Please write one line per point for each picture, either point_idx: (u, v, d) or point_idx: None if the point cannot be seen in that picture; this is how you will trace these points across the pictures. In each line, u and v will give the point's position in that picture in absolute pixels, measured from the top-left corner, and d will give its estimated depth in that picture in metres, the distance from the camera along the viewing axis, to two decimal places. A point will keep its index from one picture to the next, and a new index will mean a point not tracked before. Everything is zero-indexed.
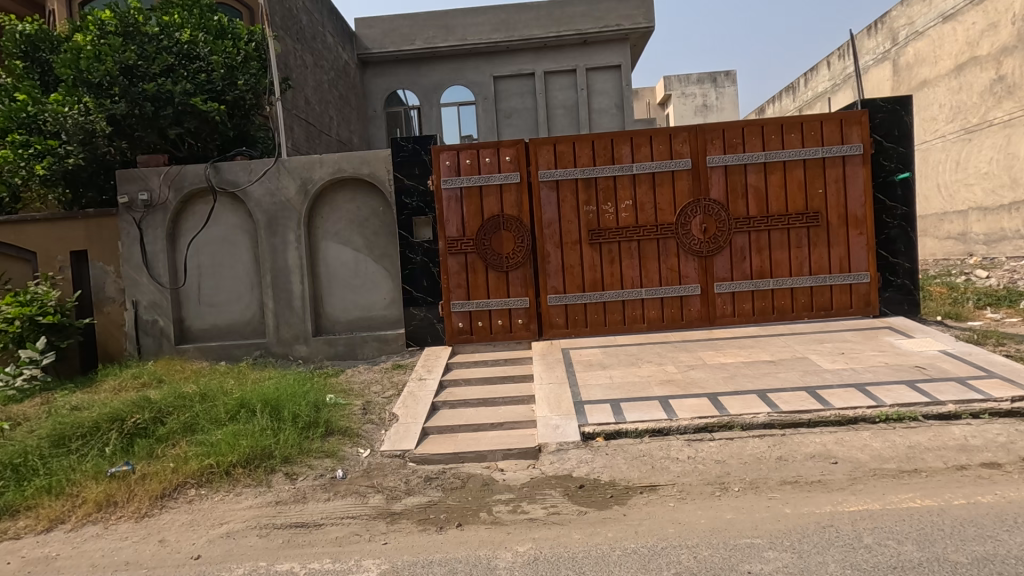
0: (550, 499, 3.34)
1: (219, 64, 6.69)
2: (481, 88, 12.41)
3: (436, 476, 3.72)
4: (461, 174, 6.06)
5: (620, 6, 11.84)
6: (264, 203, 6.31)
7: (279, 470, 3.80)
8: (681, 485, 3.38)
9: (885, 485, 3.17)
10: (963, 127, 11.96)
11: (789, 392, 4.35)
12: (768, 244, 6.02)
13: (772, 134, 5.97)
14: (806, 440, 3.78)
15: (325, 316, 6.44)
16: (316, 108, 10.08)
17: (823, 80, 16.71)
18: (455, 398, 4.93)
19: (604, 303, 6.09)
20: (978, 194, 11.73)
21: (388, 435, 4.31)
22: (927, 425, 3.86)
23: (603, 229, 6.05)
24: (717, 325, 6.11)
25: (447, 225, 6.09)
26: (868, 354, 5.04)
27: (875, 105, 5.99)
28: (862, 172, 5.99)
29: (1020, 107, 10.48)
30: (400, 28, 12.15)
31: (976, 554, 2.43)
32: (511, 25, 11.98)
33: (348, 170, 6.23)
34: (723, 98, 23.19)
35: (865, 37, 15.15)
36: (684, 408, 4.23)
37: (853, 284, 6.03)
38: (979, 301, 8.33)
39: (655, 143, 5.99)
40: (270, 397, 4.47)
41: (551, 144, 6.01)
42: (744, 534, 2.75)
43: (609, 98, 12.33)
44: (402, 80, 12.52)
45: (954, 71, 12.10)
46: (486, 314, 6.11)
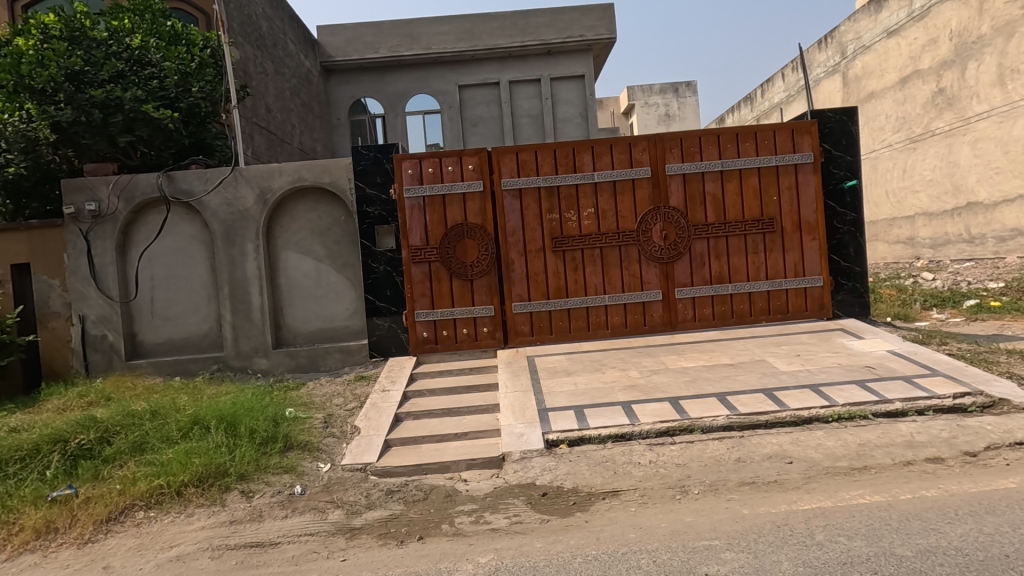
0: (513, 508, 3.32)
1: (173, 71, 6.47)
2: (446, 96, 12.40)
3: (398, 489, 3.66)
4: (424, 182, 6.03)
5: (583, 17, 12.04)
6: (221, 213, 6.14)
7: (234, 487, 3.67)
8: (642, 489, 3.41)
9: (837, 483, 3.27)
10: (909, 137, 12.54)
11: (747, 394, 4.45)
12: (726, 250, 6.17)
13: (728, 142, 6.13)
14: (763, 441, 3.87)
15: (286, 328, 6.31)
16: (277, 115, 9.91)
17: (779, 91, 17.33)
18: (419, 409, 4.87)
19: (568, 310, 6.14)
20: (924, 201, 12.29)
21: (350, 448, 4.23)
22: (877, 423, 3.99)
23: (566, 237, 6.09)
24: (679, 330, 6.21)
25: (410, 234, 6.04)
26: (823, 355, 5.21)
27: (824, 116, 6.22)
28: (814, 180, 6.20)
29: (960, 118, 11.09)
30: (364, 36, 12.06)
31: (920, 546, 2.51)
32: (475, 34, 12.03)
33: (308, 180, 6.13)
34: (685, 108, 23.84)
35: (817, 51, 15.80)
36: (646, 413, 4.28)
37: (807, 288, 6.22)
38: (926, 302, 8.74)
39: (615, 152, 6.09)
40: (226, 413, 4.32)
41: (513, 153, 6.04)
42: (703, 537, 2.79)
43: (574, 107, 12.47)
44: (366, 88, 12.43)
45: (899, 83, 12.71)
46: (451, 323, 6.07)
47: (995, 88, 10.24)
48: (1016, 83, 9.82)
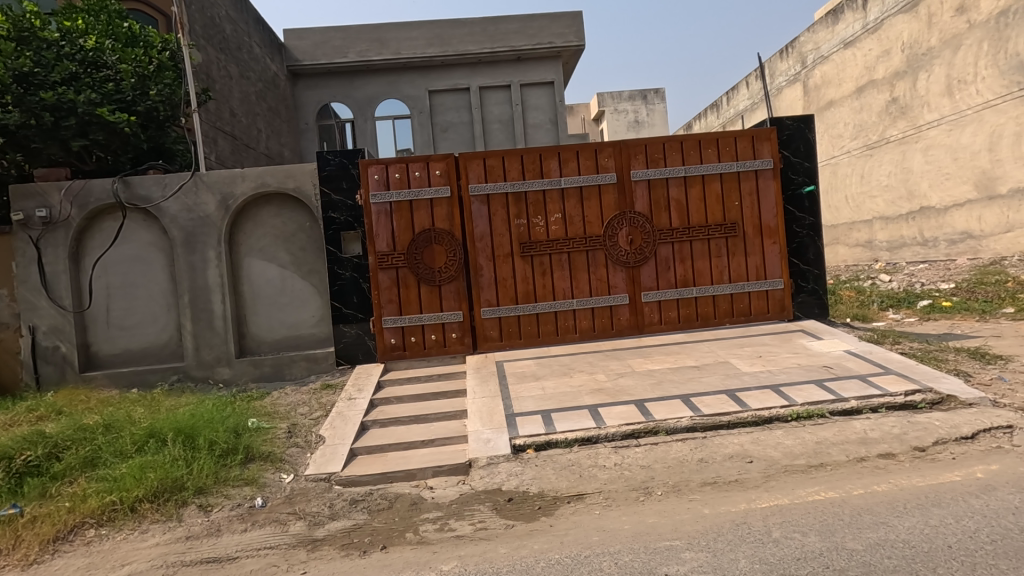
0: (478, 515, 3.31)
1: (129, 73, 6.29)
2: (416, 101, 12.34)
3: (362, 498, 3.61)
4: (391, 188, 5.99)
5: (551, 24, 12.15)
6: (180, 219, 5.98)
7: (191, 502, 3.56)
8: (607, 492, 3.44)
9: (795, 480, 3.35)
10: (865, 144, 13.01)
11: (711, 395, 4.54)
12: (690, 254, 6.29)
13: (691, 149, 6.27)
14: (725, 441, 3.94)
15: (250, 337, 6.18)
16: (241, 120, 9.71)
17: (743, 99, 17.81)
18: (386, 417, 4.82)
19: (537, 314, 6.16)
20: (880, 205, 12.74)
21: (314, 458, 4.16)
22: (833, 421, 4.11)
23: (534, 242, 6.12)
24: (646, 333, 6.29)
25: (376, 240, 5.99)
26: (783, 356, 5.35)
27: (783, 123, 6.40)
28: (774, 185, 6.38)
29: (912, 126, 11.56)
30: (332, 40, 11.92)
31: (870, 540, 2.59)
32: (445, 40, 12.01)
33: (272, 185, 6.02)
34: (654, 115, 24.27)
35: (778, 60, 16.31)
36: (612, 416, 4.33)
37: (768, 290, 6.38)
38: (883, 303, 9.05)
39: (581, 158, 6.16)
40: (184, 424, 4.20)
41: (480, 159, 6.05)
42: (664, 537, 2.83)
43: (543, 113, 12.57)
44: (334, 93, 12.29)
45: (855, 92, 13.19)
46: (420, 329, 6.03)
47: (944, 98, 10.71)
48: (963, 93, 10.30)
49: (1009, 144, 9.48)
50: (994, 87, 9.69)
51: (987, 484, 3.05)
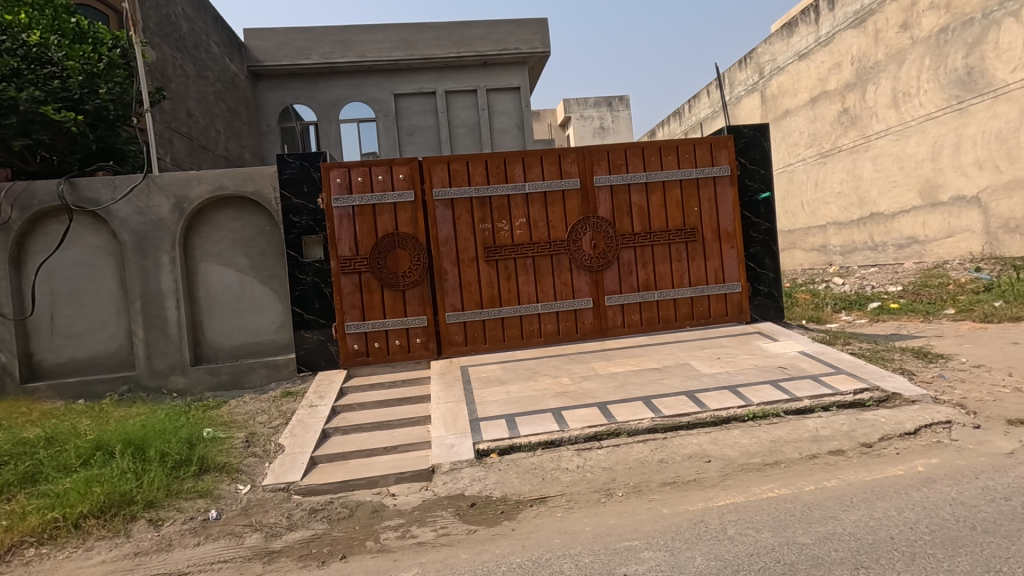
0: (440, 521, 3.28)
1: (76, 70, 6.03)
2: (381, 104, 12.21)
3: (322, 507, 3.54)
4: (353, 192, 5.91)
5: (517, 31, 12.22)
6: (132, 223, 5.77)
7: (141, 516, 3.42)
8: (569, 494, 3.47)
9: (750, 479, 3.44)
10: (819, 152, 13.53)
11: (671, 397, 4.63)
12: (652, 259, 6.41)
13: (652, 156, 6.40)
14: (685, 442, 4.03)
15: (206, 344, 5.99)
16: (198, 120, 9.44)
17: (704, 107, 18.32)
18: (349, 424, 4.74)
19: (502, 319, 6.17)
20: (833, 211, 13.26)
21: (272, 468, 4.05)
22: (787, 420, 4.24)
23: (499, 246, 6.14)
24: (610, 336, 6.37)
25: (339, 244, 5.89)
26: (741, 357, 5.50)
27: (740, 132, 6.59)
28: (731, 192, 6.57)
29: (862, 136, 12.08)
30: (294, 41, 11.66)
31: (819, 534, 2.69)
32: (411, 43, 11.93)
33: (230, 188, 5.87)
34: (619, 122, 24.71)
35: (737, 70, 16.84)
36: (575, 419, 4.36)
37: (727, 293, 6.55)
38: (836, 305, 9.42)
39: (545, 163, 6.21)
40: (134, 436, 4.04)
41: (444, 163, 6.04)
42: (624, 538, 2.86)
43: (510, 118, 12.63)
44: (297, 95, 12.05)
45: (809, 102, 13.70)
46: (383, 334, 5.96)
47: (891, 110, 11.23)
48: (908, 105, 10.82)
49: (949, 154, 10.00)
50: (935, 100, 10.21)
51: (927, 477, 3.20)
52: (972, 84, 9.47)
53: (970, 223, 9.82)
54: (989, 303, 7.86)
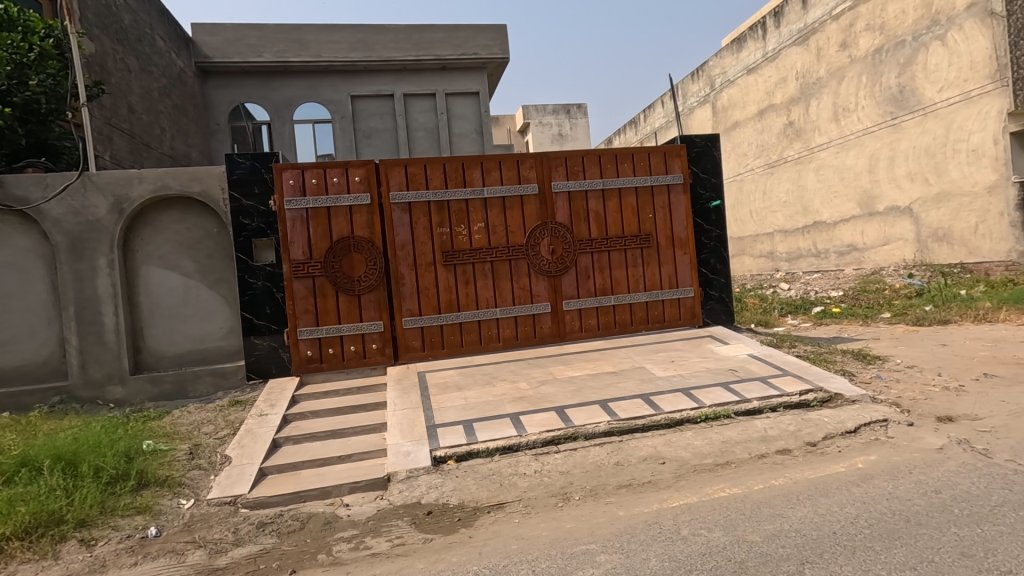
0: (395, 530, 3.21)
1: (3, 60, 5.66)
2: (337, 105, 11.95)
3: (271, 521, 3.41)
4: (307, 194, 5.76)
5: (477, 36, 12.21)
6: (65, 223, 5.43)
7: (72, 537, 3.20)
8: (527, 500, 3.46)
9: (703, 479, 3.53)
10: (766, 162, 14.11)
11: (627, 400, 4.70)
12: (609, 264, 6.51)
13: (608, 163, 6.51)
14: (640, 444, 4.09)
15: (147, 352, 5.70)
16: (141, 117, 9.00)
17: (659, 117, 18.81)
18: (300, 433, 4.59)
19: (460, 324, 6.12)
20: (780, 219, 13.83)
21: (217, 481, 3.88)
22: (737, 421, 4.37)
23: (457, 251, 6.10)
24: (568, 340, 6.42)
25: (291, 248, 5.72)
26: (694, 360, 5.65)
27: (693, 141, 6.78)
28: (684, 200, 6.75)
29: (806, 148, 12.67)
30: (246, 38, 11.27)
31: (767, 531, 2.77)
32: (368, 45, 11.75)
33: (174, 188, 5.61)
34: (577, 129, 25.10)
35: (689, 82, 17.38)
36: (533, 423, 4.37)
37: (680, 298, 6.72)
38: (783, 309, 9.81)
39: (504, 168, 6.23)
40: (64, 450, 3.79)
41: (402, 166, 5.96)
42: (581, 542, 2.87)
43: (469, 123, 12.61)
44: (248, 93, 11.65)
45: (757, 115, 14.27)
46: (338, 340, 5.81)
47: (832, 123, 11.82)
48: (848, 119, 11.41)
49: (884, 167, 10.61)
50: (872, 116, 10.81)
51: (865, 473, 3.36)
52: (904, 101, 10.08)
53: (903, 232, 10.42)
54: (921, 308, 8.35)
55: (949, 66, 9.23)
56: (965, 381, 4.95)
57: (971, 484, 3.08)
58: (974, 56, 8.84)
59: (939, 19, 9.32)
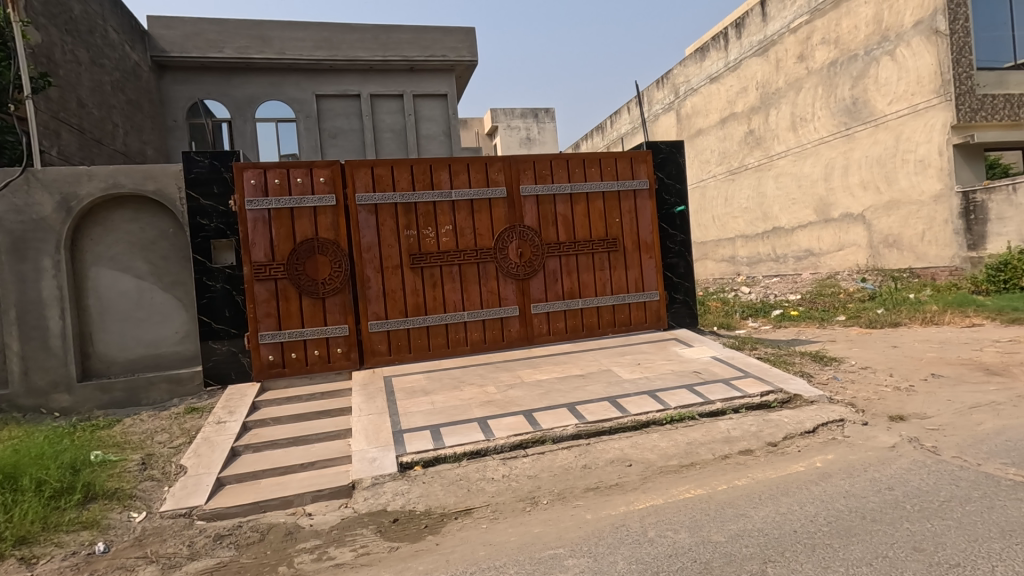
0: (360, 539, 3.14)
1: None
2: (302, 104, 11.70)
3: (228, 533, 3.29)
4: (269, 194, 5.60)
5: (445, 38, 12.14)
6: (6, 222, 5.13)
7: (10, 555, 3.00)
8: (495, 505, 3.43)
9: (669, 481, 3.57)
10: (728, 169, 14.49)
11: (594, 403, 4.73)
12: (577, 267, 6.55)
13: (576, 167, 6.56)
14: (607, 447, 4.11)
15: (97, 358, 5.44)
16: (92, 111, 8.61)
17: (625, 123, 19.11)
18: (261, 440, 4.44)
19: (427, 327, 6.05)
20: (741, 225, 14.22)
21: (172, 492, 3.72)
22: (702, 422, 4.45)
23: (424, 254, 6.03)
24: (536, 344, 6.43)
25: (252, 249, 5.55)
26: (659, 363, 5.73)
27: (658, 147, 6.90)
28: (650, 205, 6.85)
29: (765, 156, 13.07)
30: (205, 33, 10.91)
31: (731, 531, 2.82)
32: (334, 44, 11.53)
33: (127, 186, 5.38)
34: (545, 133, 25.26)
35: (655, 90, 17.72)
36: (501, 427, 4.35)
37: (646, 301, 6.82)
38: (744, 312, 10.07)
39: (472, 171, 6.20)
40: (2, 463, 3.56)
41: (368, 167, 5.86)
42: (549, 546, 2.86)
43: (436, 125, 12.53)
44: (208, 89, 11.27)
45: (720, 123, 14.65)
46: (301, 344, 5.66)
47: (790, 133, 12.23)
48: (805, 128, 11.82)
49: (839, 175, 11.03)
50: (827, 126, 11.23)
51: (824, 472, 3.46)
52: (857, 112, 10.51)
53: (856, 238, 10.85)
54: (873, 311, 8.70)
55: (898, 80, 9.67)
56: (915, 381, 5.17)
57: (922, 481, 3.21)
58: (920, 71, 9.29)
59: (889, 34, 9.76)
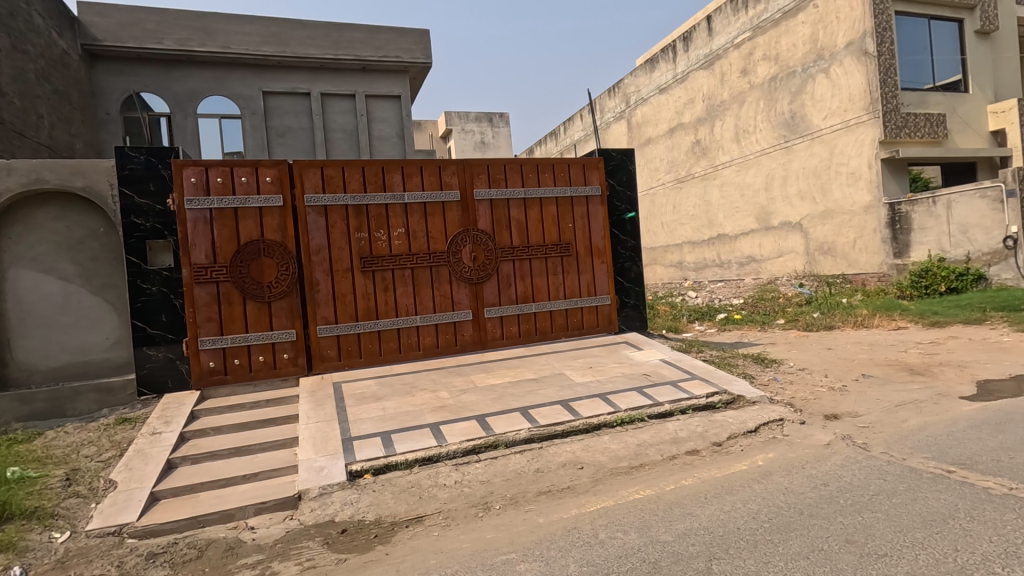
0: (306, 552, 3.03)
1: None
2: (248, 101, 11.27)
3: (163, 550, 3.10)
4: (211, 193, 5.36)
5: (399, 39, 12.00)
6: None
7: None
8: (446, 512, 3.39)
9: (619, 482, 3.63)
10: (676, 177, 14.96)
11: (547, 407, 4.76)
12: (530, 272, 6.59)
13: (530, 172, 6.61)
14: (559, 450, 4.15)
15: (15, 367, 5.02)
16: (13, 101, 8.00)
17: (578, 130, 19.44)
18: (200, 451, 4.23)
19: (379, 332, 5.93)
20: (688, 231, 14.69)
21: (100, 509, 3.48)
22: (651, 424, 4.56)
23: (375, 256, 5.92)
24: (489, 348, 6.41)
25: (192, 251, 5.29)
26: (611, 366, 5.83)
27: (610, 154, 7.04)
28: (602, 211, 6.97)
29: (711, 165, 13.57)
30: (143, 23, 10.32)
31: (679, 530, 2.89)
32: (282, 39, 11.17)
33: (52, 182, 5.02)
34: (499, 137, 25.36)
35: (606, 98, 18.10)
36: (453, 433, 4.31)
37: (597, 306, 6.92)
38: (691, 316, 10.40)
39: (425, 174, 6.14)
40: None
41: (317, 168, 5.71)
42: (501, 552, 2.85)
43: (389, 126, 12.35)
44: (145, 82, 10.68)
45: (668, 132, 15.11)
46: (244, 350, 5.43)
47: (734, 144, 12.74)
48: (747, 140, 12.35)
49: (779, 185, 11.58)
50: (768, 138, 11.77)
51: (764, 470, 3.60)
52: (795, 126, 11.06)
53: (794, 245, 11.40)
54: (810, 314, 9.16)
55: (832, 96, 10.26)
56: (847, 381, 5.48)
57: (853, 475, 3.40)
58: (852, 89, 9.90)
59: (824, 53, 10.34)
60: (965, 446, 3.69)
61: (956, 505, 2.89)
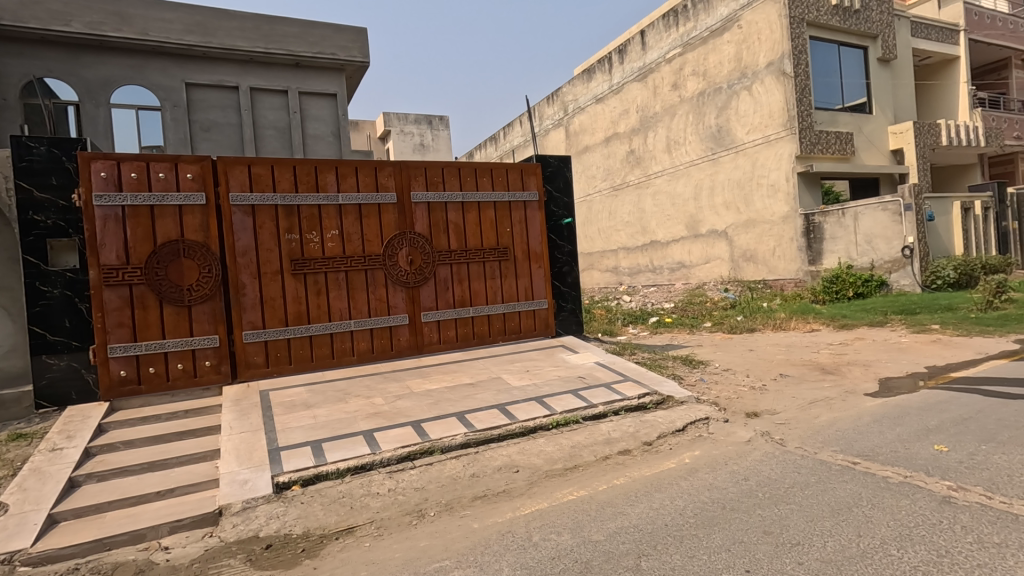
0: (227, 571, 2.86)
1: None
2: (169, 92, 10.57)
3: None
4: (123, 189, 4.99)
5: (334, 35, 11.65)
6: None
7: None
8: (379, 521, 3.30)
9: (554, 484, 3.67)
10: (611, 185, 15.40)
11: (483, 411, 4.74)
12: (468, 276, 6.56)
13: (468, 176, 6.60)
14: (495, 454, 4.14)
15: None
16: None
17: (517, 135, 19.62)
18: (108, 468, 3.91)
19: (310, 337, 5.72)
20: (622, 237, 15.15)
21: None
22: (585, 425, 4.65)
23: (307, 259, 5.71)
24: (425, 353, 6.33)
25: (102, 251, 4.91)
26: (547, 369, 5.89)
27: (548, 161, 7.15)
28: (539, 216, 7.05)
29: (644, 174, 14.07)
30: (47, 2, 9.43)
31: (610, 529, 2.96)
32: (208, 29, 10.58)
33: None
34: (438, 141, 25.18)
35: (545, 105, 18.39)
36: (387, 439, 4.21)
37: (535, 310, 6.99)
38: (625, 319, 10.71)
39: (360, 175, 5.99)
40: None
41: (245, 165, 5.45)
42: (435, 559, 2.81)
43: (324, 124, 11.98)
44: (49, 67, 9.76)
45: (604, 141, 15.53)
46: (161, 357, 5.08)
47: (666, 154, 13.28)
48: (678, 150, 12.89)
49: (706, 195, 12.16)
50: (697, 150, 12.34)
51: (691, 468, 3.75)
52: (721, 139, 11.66)
53: (720, 252, 11.99)
54: (734, 318, 9.67)
55: (754, 112, 10.92)
56: (766, 381, 5.82)
57: (771, 469, 3.61)
58: (772, 106, 10.57)
59: (747, 72, 10.99)
60: (868, 439, 4.01)
61: (860, 494, 3.12)
